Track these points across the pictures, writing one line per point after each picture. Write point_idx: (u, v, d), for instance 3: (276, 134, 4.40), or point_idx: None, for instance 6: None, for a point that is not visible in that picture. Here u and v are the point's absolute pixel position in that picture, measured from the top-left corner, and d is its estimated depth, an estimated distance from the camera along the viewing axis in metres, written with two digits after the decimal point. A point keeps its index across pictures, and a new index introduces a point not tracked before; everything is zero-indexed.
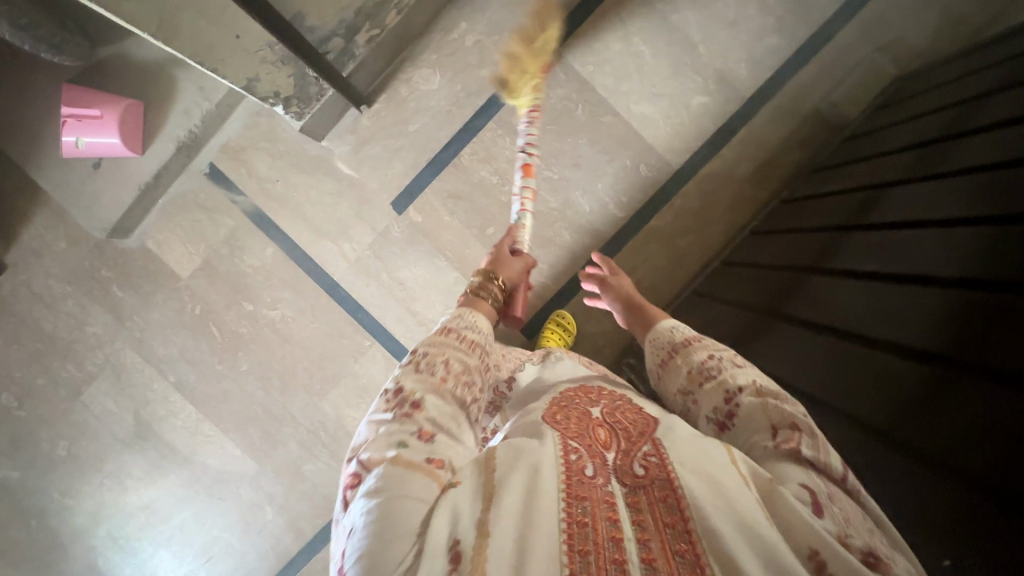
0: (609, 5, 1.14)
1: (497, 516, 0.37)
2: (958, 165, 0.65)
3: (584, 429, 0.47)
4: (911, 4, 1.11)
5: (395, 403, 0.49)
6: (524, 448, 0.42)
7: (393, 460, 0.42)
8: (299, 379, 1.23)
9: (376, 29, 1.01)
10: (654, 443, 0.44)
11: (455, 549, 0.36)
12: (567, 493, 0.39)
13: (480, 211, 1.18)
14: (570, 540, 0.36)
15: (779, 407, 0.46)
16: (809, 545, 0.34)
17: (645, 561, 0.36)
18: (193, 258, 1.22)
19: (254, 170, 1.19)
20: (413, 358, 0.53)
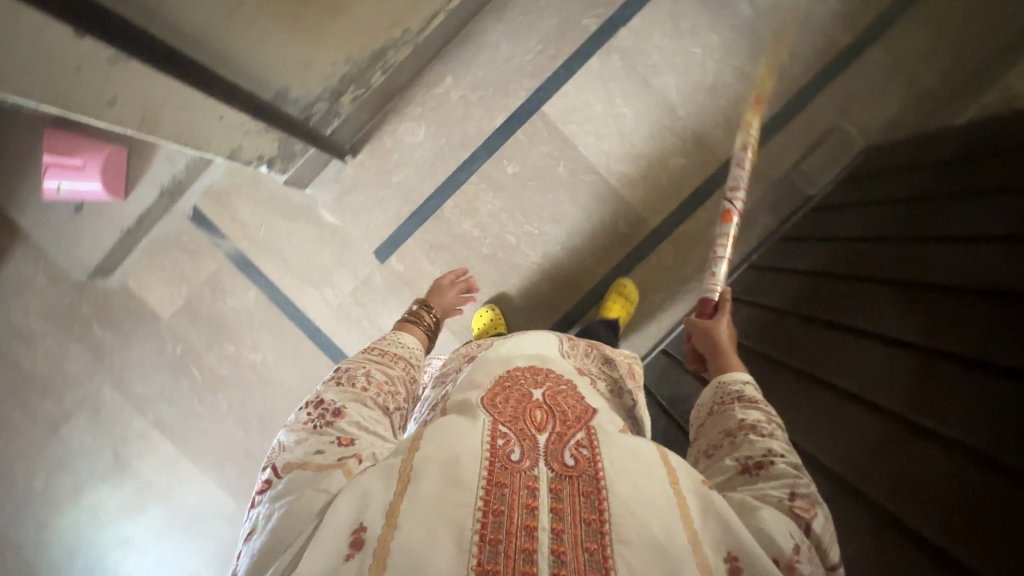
0: (592, 66, 1.16)
1: (408, 501, 0.41)
2: (899, 255, 0.73)
3: (520, 413, 0.50)
4: (877, 78, 1.15)
5: (315, 413, 0.53)
6: (461, 428, 0.47)
7: (305, 470, 0.47)
8: (278, 419, 1.25)
9: (362, 89, 1.00)
10: (586, 436, 0.49)
11: (358, 533, 0.40)
12: (487, 480, 0.43)
13: (460, 262, 1.21)
14: (484, 528, 0.40)
15: (807, 482, 0.47)
16: (728, 550, 0.41)
17: (554, 552, 0.40)
18: (175, 299, 1.23)
19: (238, 215, 1.20)
20: (334, 373, 0.59)
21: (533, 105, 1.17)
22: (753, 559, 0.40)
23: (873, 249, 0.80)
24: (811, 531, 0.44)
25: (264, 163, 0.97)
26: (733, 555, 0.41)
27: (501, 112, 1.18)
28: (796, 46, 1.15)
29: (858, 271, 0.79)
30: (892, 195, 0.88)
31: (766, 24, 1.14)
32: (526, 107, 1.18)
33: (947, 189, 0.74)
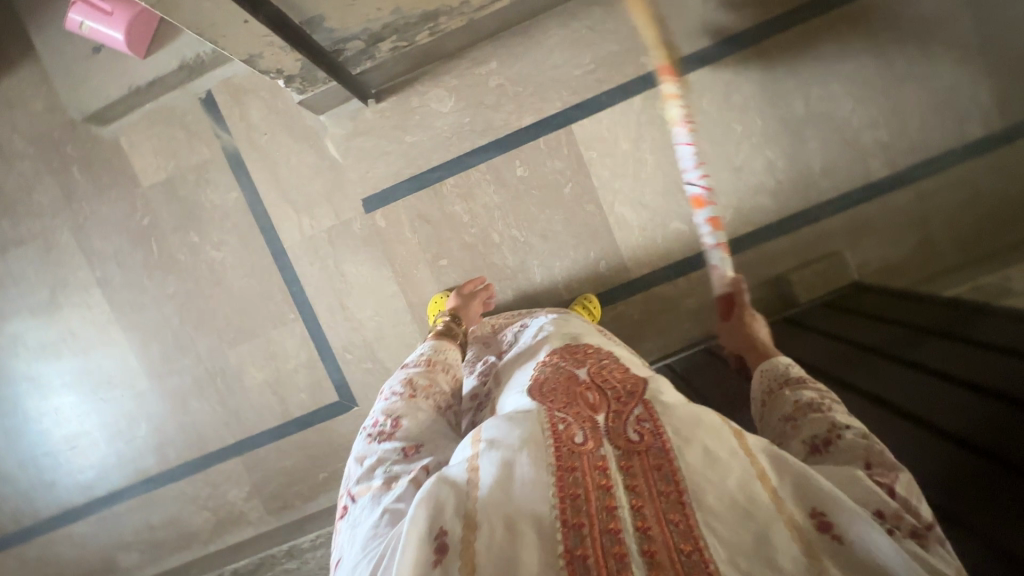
0: (634, 104, 1.15)
1: (480, 498, 0.45)
2: (906, 369, 0.72)
3: (573, 399, 0.55)
4: (898, 222, 1.15)
5: (375, 433, 0.67)
6: (519, 423, 0.51)
7: (377, 486, 0.59)
8: (216, 322, 1.26)
9: (403, 42, 1.01)
10: (643, 410, 0.52)
11: (441, 538, 0.43)
12: (558, 467, 0.46)
13: (440, 241, 1.20)
14: (564, 514, 0.43)
15: (883, 450, 0.51)
16: (811, 505, 0.44)
17: (641, 528, 0.43)
18: (159, 171, 1.23)
19: (247, 115, 1.20)
20: (388, 392, 0.73)
21: (565, 119, 1.16)
22: (835, 513, 0.43)
23: (868, 363, 0.79)
24: (898, 493, 0.47)
25: (284, 81, 0.97)
26: (818, 512, 0.43)
27: (532, 113, 1.17)
28: (831, 161, 1.15)
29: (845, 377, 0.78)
30: (906, 321, 0.87)
31: (810, 129, 1.14)
32: (556, 118, 1.16)
33: (972, 328, 0.74)
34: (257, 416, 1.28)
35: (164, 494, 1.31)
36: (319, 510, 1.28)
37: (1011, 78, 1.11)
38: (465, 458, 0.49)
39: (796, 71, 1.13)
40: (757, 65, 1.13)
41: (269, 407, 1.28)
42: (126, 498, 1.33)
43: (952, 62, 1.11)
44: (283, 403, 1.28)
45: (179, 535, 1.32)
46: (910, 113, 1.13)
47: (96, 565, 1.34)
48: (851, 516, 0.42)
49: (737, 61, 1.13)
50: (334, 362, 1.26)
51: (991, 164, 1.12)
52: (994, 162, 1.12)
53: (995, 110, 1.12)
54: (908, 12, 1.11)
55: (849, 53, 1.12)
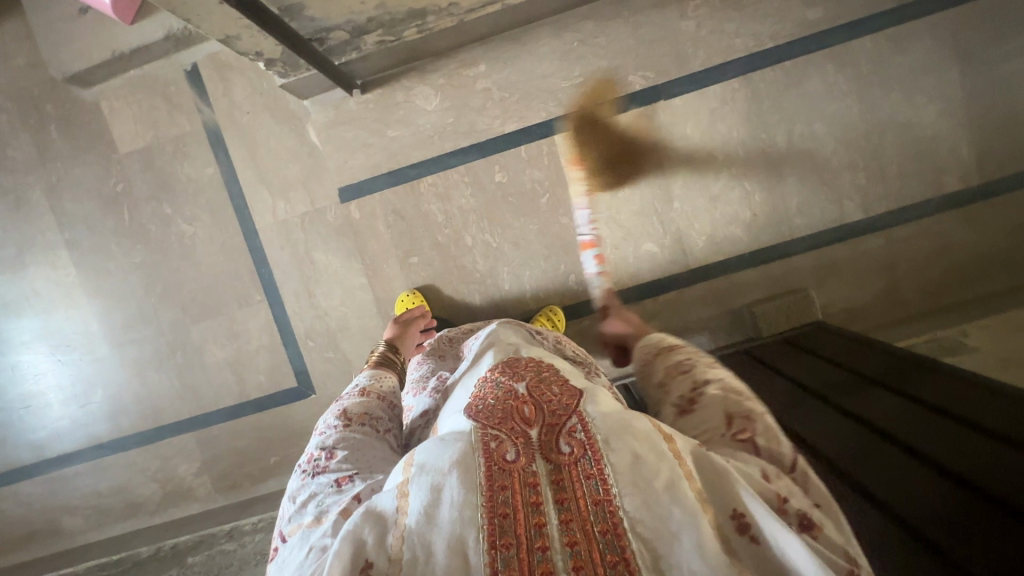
0: (618, 122, 1.15)
1: (408, 528, 0.36)
2: (855, 425, 0.73)
3: (506, 411, 0.45)
4: (866, 264, 1.16)
5: (309, 468, 0.57)
6: (452, 442, 0.42)
7: (307, 524, 0.49)
8: (181, 295, 1.26)
9: (389, 37, 1.00)
10: (578, 418, 0.43)
11: (365, 573, 0.35)
12: (486, 486, 0.38)
13: (412, 238, 1.20)
14: (490, 535, 0.36)
15: (741, 400, 0.50)
16: (732, 506, 0.38)
17: (568, 545, 0.36)
18: (137, 139, 1.22)
19: (230, 92, 1.19)
20: (322, 427, 0.63)
21: (547, 130, 1.16)
22: (756, 514, 0.37)
23: (824, 415, 0.78)
24: (762, 447, 0.46)
25: (266, 65, 0.97)
26: (739, 513, 0.37)
27: (515, 120, 1.16)
28: (807, 198, 1.15)
29: (797, 430, 0.78)
30: (858, 367, 0.87)
31: (790, 165, 1.15)
32: (540, 128, 1.16)
33: (914, 382, 0.77)
34: (213, 395, 1.28)
35: (114, 462, 1.31)
36: (267, 492, 1.29)
37: (990, 136, 1.12)
38: (396, 486, 0.39)
39: (782, 106, 1.13)
40: (743, 96, 1.13)
41: (227, 386, 1.28)
42: (75, 462, 1.32)
43: (936, 112, 1.12)
44: (241, 383, 1.28)
45: (125, 504, 1.32)
46: (890, 159, 1.14)
47: (40, 526, 1.34)
48: (772, 521, 0.36)
49: (724, 90, 1.13)
50: (295, 348, 1.26)
51: (962, 217, 1.14)
52: (965, 216, 1.13)
53: (972, 166, 1.13)
54: (897, 59, 1.11)
55: (835, 94, 1.12)
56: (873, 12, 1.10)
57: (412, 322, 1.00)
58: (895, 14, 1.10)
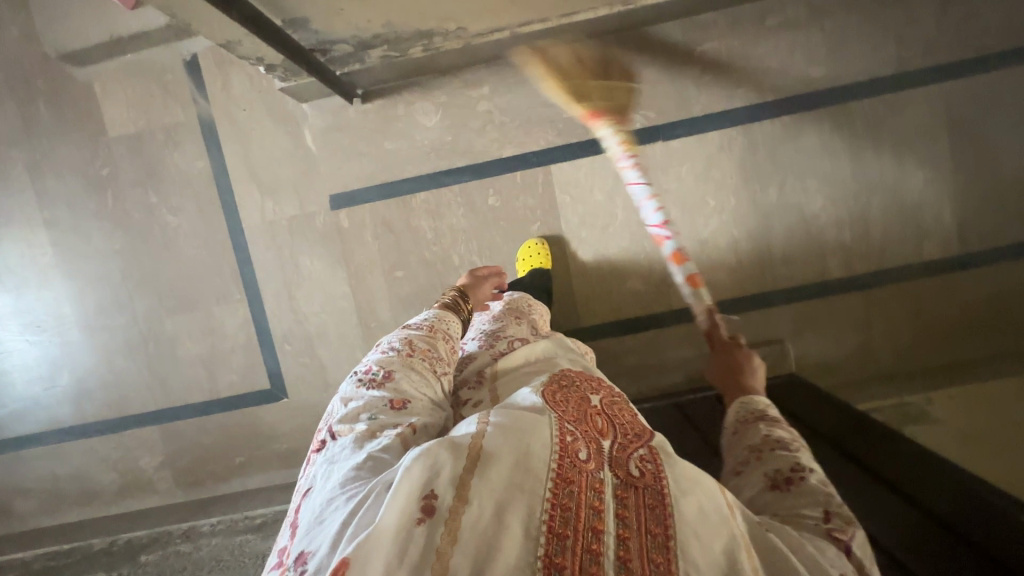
0: (615, 157, 1.16)
1: (484, 472, 0.39)
2: None
3: (583, 415, 0.50)
4: (844, 322, 1.18)
5: (365, 378, 0.64)
6: (531, 419, 0.45)
7: (361, 433, 0.55)
8: (159, 286, 1.24)
9: (395, 52, 1.00)
10: (648, 449, 0.47)
11: (429, 500, 0.38)
12: (556, 475, 0.41)
13: (398, 251, 1.20)
14: (551, 522, 0.38)
15: (840, 502, 0.50)
16: None
17: (620, 558, 0.38)
18: (128, 124, 1.19)
19: (229, 87, 1.17)
20: (386, 345, 0.70)
21: (544, 158, 1.16)
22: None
23: None
24: (854, 555, 0.45)
25: (265, 69, 0.95)
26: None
27: (513, 146, 1.16)
28: (791, 252, 1.17)
29: None
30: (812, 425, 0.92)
31: (778, 217, 1.16)
32: (537, 155, 1.16)
33: (874, 452, 0.81)
34: (183, 389, 1.27)
35: (74, 448, 1.29)
36: (229, 492, 1.28)
37: (973, 208, 1.14)
38: (471, 432, 0.43)
39: (776, 159, 1.15)
40: (740, 145, 1.15)
41: (197, 382, 1.26)
42: (34, 444, 1.29)
43: (924, 180, 1.14)
44: (212, 380, 1.26)
45: (82, 491, 1.30)
46: (875, 221, 1.16)
47: None
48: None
49: (722, 137, 1.14)
50: (271, 351, 1.25)
51: (940, 285, 1.16)
52: (942, 284, 1.16)
53: (953, 236, 1.15)
54: (892, 124, 1.13)
55: (829, 152, 1.14)
56: (873, 76, 1.12)
57: (486, 278, 0.98)
58: (894, 80, 1.11)
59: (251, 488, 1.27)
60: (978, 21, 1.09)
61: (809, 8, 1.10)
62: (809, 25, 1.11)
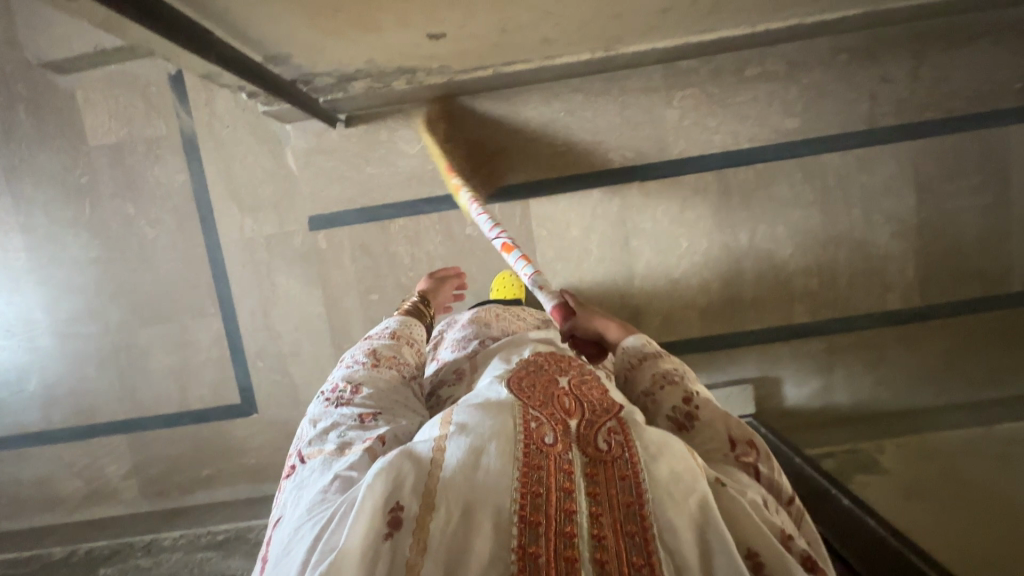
0: (592, 195, 1.18)
1: (443, 477, 0.41)
2: None
3: (549, 398, 0.49)
4: (807, 365, 1.22)
5: (333, 397, 0.63)
6: (491, 413, 0.46)
7: (330, 451, 0.54)
8: (134, 297, 1.24)
9: (378, 84, 1.01)
10: (617, 421, 0.47)
11: (395, 513, 0.39)
12: (523, 463, 0.42)
13: (375, 275, 1.21)
14: (522, 510, 0.39)
15: (737, 422, 0.53)
16: (748, 545, 0.41)
17: (595, 536, 0.39)
18: (109, 134, 1.19)
19: (212, 104, 1.17)
20: (351, 361, 0.70)
21: (523, 192, 1.18)
22: (774, 555, 0.40)
23: None
24: (762, 474, 0.50)
25: (247, 95, 0.95)
26: (754, 552, 0.41)
27: (493, 178, 1.18)
28: (760, 295, 1.20)
29: None
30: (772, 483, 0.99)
31: (749, 261, 1.19)
32: (516, 188, 1.18)
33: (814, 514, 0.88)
34: (153, 400, 1.27)
35: (40, 454, 1.28)
36: (195, 504, 1.28)
37: (935, 262, 1.18)
38: (435, 438, 0.44)
39: (749, 205, 1.18)
40: (714, 189, 1.17)
41: (167, 394, 1.26)
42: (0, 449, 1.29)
43: (890, 234, 1.17)
44: (183, 392, 1.26)
45: (46, 497, 1.29)
46: (842, 271, 1.19)
47: None
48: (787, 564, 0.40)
49: (697, 181, 1.17)
50: (243, 366, 1.25)
51: (898, 335, 1.21)
52: (899, 334, 1.21)
53: (914, 288, 1.19)
54: (861, 178, 1.16)
55: (800, 201, 1.17)
56: (846, 130, 1.15)
57: (447, 279, 1.05)
58: (865, 135, 1.15)
59: (218, 502, 1.28)
60: (948, 84, 1.12)
61: (788, 61, 1.13)
62: (787, 77, 1.13)
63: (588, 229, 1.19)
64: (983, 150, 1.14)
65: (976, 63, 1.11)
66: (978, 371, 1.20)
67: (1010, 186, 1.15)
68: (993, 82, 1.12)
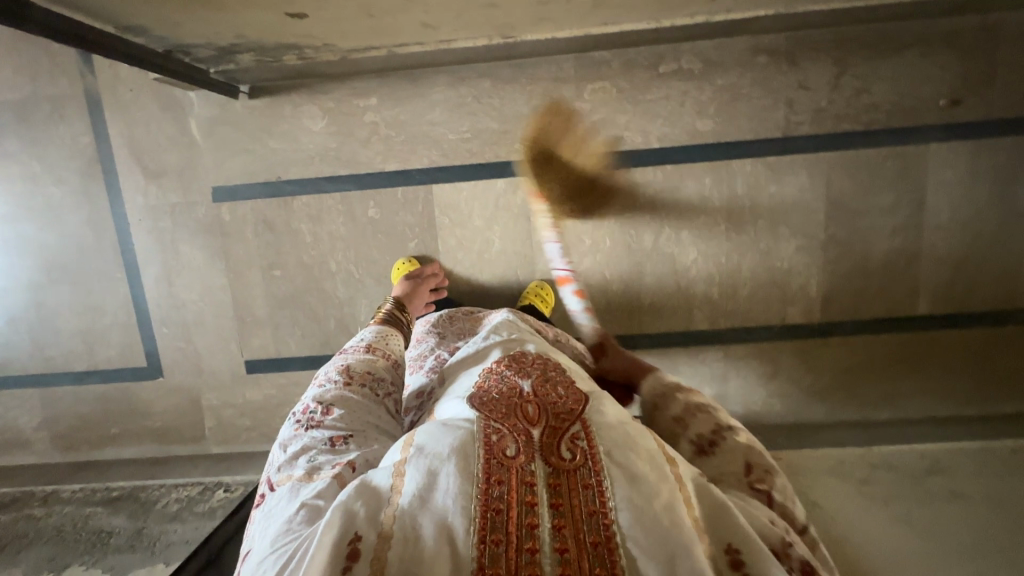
0: (497, 186, 1.16)
1: (402, 506, 0.43)
2: None
3: (511, 409, 0.51)
4: (704, 373, 1.22)
5: (303, 418, 0.62)
6: (453, 431, 0.48)
7: (298, 478, 0.55)
8: (42, 254, 1.25)
9: (266, 58, 0.98)
10: (581, 426, 0.49)
11: (354, 544, 0.41)
12: (485, 479, 0.44)
13: (277, 252, 1.21)
14: (483, 529, 0.41)
15: (758, 454, 0.57)
16: (727, 541, 0.44)
17: (557, 549, 0.41)
18: (13, 90, 1.17)
19: (116, 65, 1.15)
20: (323, 378, 0.68)
21: (427, 178, 1.16)
22: (750, 554, 0.43)
23: None
24: (776, 500, 0.52)
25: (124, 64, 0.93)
26: (733, 548, 0.44)
27: (397, 161, 1.16)
28: (659, 300, 1.19)
29: None
30: None
31: (652, 265, 1.18)
32: (420, 174, 1.16)
33: None
34: (62, 358, 1.29)
35: None
36: (102, 459, 1.33)
37: (841, 280, 1.15)
38: (395, 464, 0.46)
39: (655, 208, 1.15)
40: (621, 188, 1.15)
41: (76, 352, 1.29)
42: None
43: (796, 247, 1.15)
44: (91, 352, 1.29)
45: None
46: (745, 281, 1.17)
47: None
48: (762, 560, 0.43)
49: (605, 179, 1.14)
50: (149, 330, 1.27)
51: (798, 349, 1.19)
52: (801, 349, 1.19)
53: (819, 304, 1.17)
54: (772, 188, 1.13)
55: (708, 207, 1.14)
56: (760, 136, 1.11)
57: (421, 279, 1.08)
58: (780, 144, 1.11)
59: (124, 459, 1.32)
60: (869, 95, 1.07)
61: (706, 61, 1.09)
62: (702, 77, 1.09)
63: (491, 219, 1.17)
64: (901, 169, 1.10)
65: (901, 76, 1.06)
66: (874, 394, 1.19)
67: (925, 208, 1.11)
68: (918, 97, 1.07)
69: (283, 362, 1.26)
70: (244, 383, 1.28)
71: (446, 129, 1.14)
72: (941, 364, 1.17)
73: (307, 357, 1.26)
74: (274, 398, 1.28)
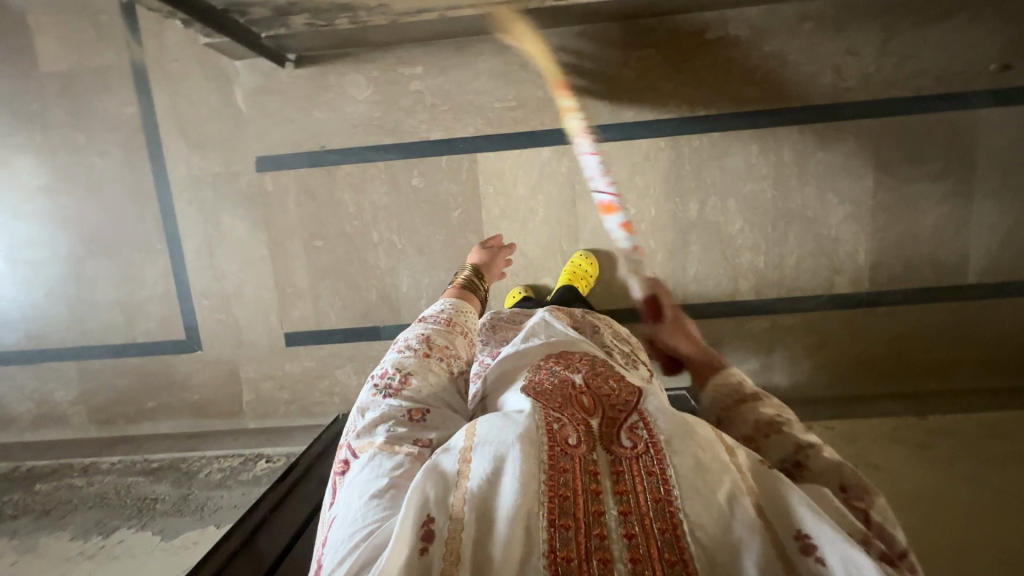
0: (541, 154, 1.16)
1: (470, 490, 0.40)
2: None
3: (567, 399, 0.49)
4: (750, 344, 1.20)
5: (381, 384, 0.61)
6: (515, 418, 0.45)
7: (379, 445, 0.52)
8: (84, 226, 1.25)
9: (318, 21, 0.98)
10: (640, 416, 0.46)
11: (427, 526, 0.38)
12: (549, 467, 0.41)
13: (319, 221, 1.21)
14: (551, 513, 0.38)
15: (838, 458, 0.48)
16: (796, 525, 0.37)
17: (625, 536, 0.38)
18: (59, 61, 1.18)
19: (163, 35, 1.16)
20: (402, 343, 0.66)
21: (471, 146, 1.16)
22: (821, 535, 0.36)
23: None
24: None
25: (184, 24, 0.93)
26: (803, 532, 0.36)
27: (441, 129, 1.16)
28: (704, 269, 1.18)
29: None
30: None
31: (697, 234, 1.17)
32: (463, 142, 1.16)
33: None
34: (102, 332, 1.29)
35: None
36: (139, 434, 1.32)
37: (888, 249, 1.14)
38: (459, 450, 0.43)
39: (700, 176, 1.15)
40: (666, 156, 1.14)
41: (115, 325, 1.29)
42: None
43: (843, 215, 1.14)
44: (130, 325, 1.28)
45: None
46: (791, 250, 1.16)
47: None
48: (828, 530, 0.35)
49: (650, 147, 1.14)
50: (189, 303, 1.27)
51: (844, 321, 1.18)
52: (848, 319, 1.18)
53: (866, 274, 1.16)
54: (818, 155, 1.12)
55: (753, 174, 1.14)
56: (807, 103, 1.10)
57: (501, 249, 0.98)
58: (826, 110, 1.10)
59: (161, 433, 1.31)
60: (917, 61, 1.07)
61: (754, 28, 1.08)
62: (748, 44, 1.09)
63: (535, 188, 1.17)
64: (950, 134, 1.09)
65: (948, 42, 1.06)
66: (921, 364, 1.18)
67: (973, 174, 1.11)
68: (967, 63, 1.06)
69: (324, 333, 1.26)
70: (284, 355, 1.27)
71: (491, 97, 1.14)
72: (990, 331, 1.16)
73: (348, 327, 1.25)
74: (314, 370, 1.27)
